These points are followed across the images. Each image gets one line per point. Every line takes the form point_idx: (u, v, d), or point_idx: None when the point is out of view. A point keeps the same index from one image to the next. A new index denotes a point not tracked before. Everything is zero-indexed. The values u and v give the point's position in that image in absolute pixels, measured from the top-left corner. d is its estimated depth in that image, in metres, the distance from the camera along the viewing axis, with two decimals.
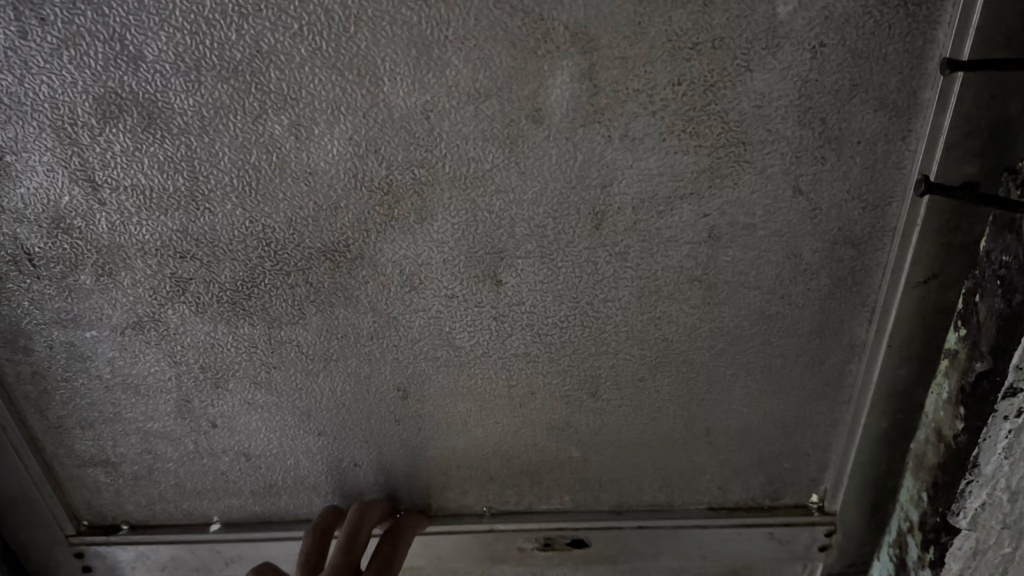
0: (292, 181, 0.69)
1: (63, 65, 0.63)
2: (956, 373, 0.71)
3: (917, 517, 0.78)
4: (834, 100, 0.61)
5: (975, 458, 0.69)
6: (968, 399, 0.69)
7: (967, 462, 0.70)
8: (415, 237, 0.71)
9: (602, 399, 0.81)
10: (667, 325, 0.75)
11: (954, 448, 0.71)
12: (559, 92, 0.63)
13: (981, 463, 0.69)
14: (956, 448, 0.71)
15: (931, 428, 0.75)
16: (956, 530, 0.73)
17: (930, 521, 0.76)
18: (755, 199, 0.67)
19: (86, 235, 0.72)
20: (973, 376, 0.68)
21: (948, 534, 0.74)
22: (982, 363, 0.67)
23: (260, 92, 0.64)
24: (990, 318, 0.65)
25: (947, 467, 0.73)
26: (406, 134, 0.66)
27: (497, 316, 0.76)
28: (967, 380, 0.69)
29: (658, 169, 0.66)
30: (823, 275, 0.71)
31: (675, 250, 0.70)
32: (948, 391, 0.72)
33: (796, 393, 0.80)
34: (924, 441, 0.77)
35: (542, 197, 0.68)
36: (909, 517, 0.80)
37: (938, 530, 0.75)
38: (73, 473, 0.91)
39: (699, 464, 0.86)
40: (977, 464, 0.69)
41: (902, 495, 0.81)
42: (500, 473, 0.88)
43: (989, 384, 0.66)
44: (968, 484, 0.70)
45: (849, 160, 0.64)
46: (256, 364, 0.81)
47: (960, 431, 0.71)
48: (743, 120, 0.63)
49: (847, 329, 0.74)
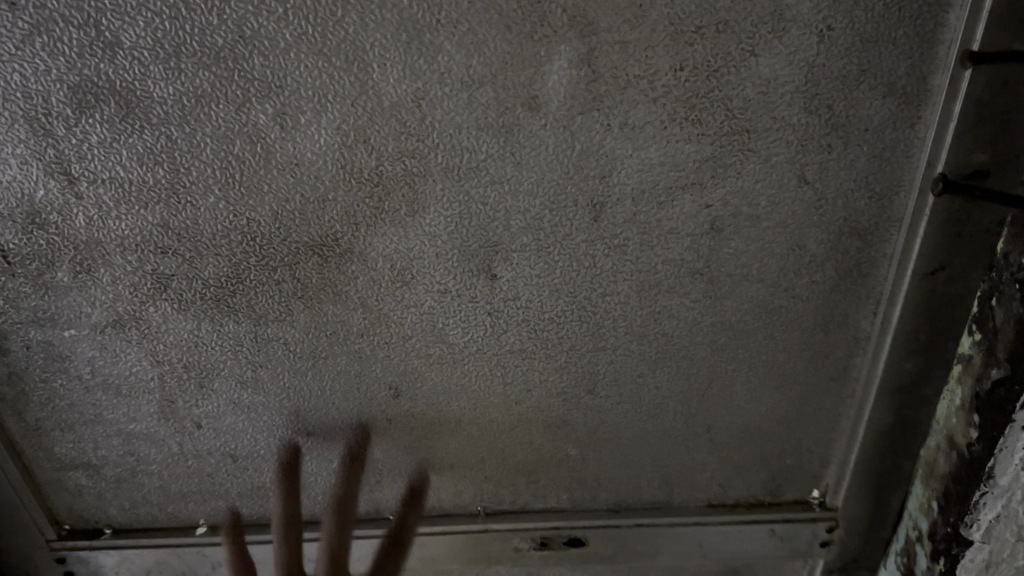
0: (277, 173, 0.66)
1: (35, 52, 0.59)
2: (970, 380, 0.71)
3: (926, 526, 0.79)
4: (841, 86, 0.60)
5: (991, 469, 0.68)
6: (982, 404, 0.69)
7: (983, 472, 0.69)
8: (406, 231, 0.69)
9: (600, 396, 0.79)
10: (667, 320, 0.73)
11: (967, 456, 0.71)
12: (557, 79, 0.60)
13: (997, 474, 0.67)
14: (969, 458, 0.71)
15: (943, 436, 0.76)
16: (967, 542, 0.72)
17: (940, 532, 0.76)
18: (759, 188, 0.65)
19: (63, 230, 0.68)
20: (987, 382, 0.68)
21: (960, 545, 0.73)
22: (998, 369, 0.66)
23: (243, 80, 0.61)
24: (1008, 325, 0.65)
25: (958, 475, 0.73)
26: (397, 122, 0.63)
27: (492, 312, 0.74)
28: (982, 386, 0.69)
29: (660, 159, 0.64)
30: (828, 267, 0.70)
31: (677, 243, 0.68)
32: (960, 398, 0.73)
33: (799, 388, 0.78)
34: (935, 448, 0.77)
35: (539, 189, 0.66)
36: (917, 526, 0.81)
37: (949, 540, 0.74)
38: (52, 477, 0.87)
39: (700, 460, 0.84)
40: (992, 475, 0.67)
41: (910, 504, 0.83)
42: (494, 473, 0.86)
43: (1006, 392, 0.65)
44: (982, 495, 0.69)
45: (856, 149, 0.63)
46: (241, 363, 0.78)
47: (975, 439, 0.70)
48: (747, 107, 0.61)
49: (852, 322, 0.73)
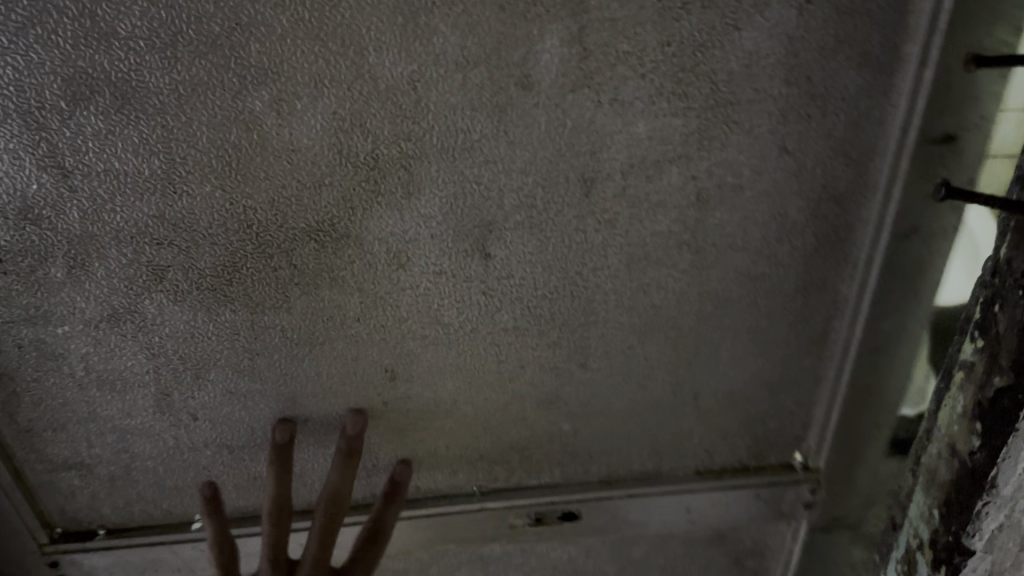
0: (273, 160, 0.67)
1: (29, 46, 0.60)
2: (972, 386, 0.61)
3: (928, 537, 0.66)
4: (819, 57, 0.62)
5: (993, 477, 0.58)
6: (986, 416, 0.59)
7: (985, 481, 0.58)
8: (401, 214, 0.70)
9: (591, 369, 0.81)
10: (656, 292, 0.75)
11: (969, 466, 0.60)
12: (549, 57, 0.62)
13: (1000, 483, 0.57)
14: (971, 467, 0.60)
15: (944, 445, 0.65)
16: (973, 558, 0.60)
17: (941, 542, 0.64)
18: (742, 159, 0.67)
19: (57, 225, 0.69)
20: (991, 391, 0.59)
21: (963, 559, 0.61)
22: (1001, 378, 0.57)
23: (239, 68, 0.62)
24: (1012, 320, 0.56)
25: (960, 484, 0.62)
26: (392, 105, 0.65)
27: (486, 291, 0.75)
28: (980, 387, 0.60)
29: (648, 134, 0.66)
30: (808, 234, 0.72)
31: (664, 215, 0.70)
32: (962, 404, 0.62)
33: (781, 353, 0.81)
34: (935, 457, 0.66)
35: (531, 167, 0.68)
36: (917, 537, 0.67)
37: (950, 551, 0.63)
38: (44, 479, 0.87)
39: (687, 429, 0.86)
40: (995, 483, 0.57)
41: (909, 515, 0.70)
42: (489, 451, 0.87)
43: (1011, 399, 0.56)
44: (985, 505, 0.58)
45: (834, 118, 0.66)
46: (237, 352, 0.79)
47: (978, 446, 0.60)
48: (731, 80, 0.63)
49: (831, 287, 0.76)
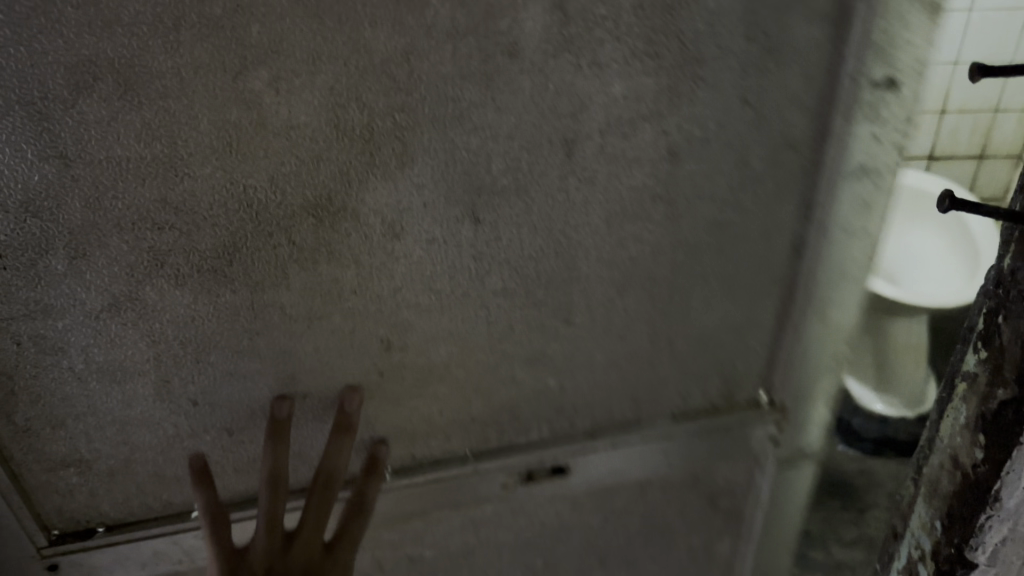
0: (274, 138, 0.70)
1: (32, 35, 0.62)
2: (975, 397, 0.60)
3: (930, 547, 0.65)
4: (774, 14, 0.69)
5: (996, 492, 0.57)
6: (987, 430, 0.58)
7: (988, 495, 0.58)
8: (395, 184, 0.74)
9: (575, 325, 0.84)
10: (634, 245, 0.79)
11: (973, 478, 0.60)
12: (533, 25, 0.67)
13: (1004, 497, 0.56)
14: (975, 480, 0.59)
15: (946, 454, 0.63)
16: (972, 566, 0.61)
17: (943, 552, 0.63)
18: (708, 112, 0.72)
19: (58, 217, 0.69)
20: (994, 404, 0.57)
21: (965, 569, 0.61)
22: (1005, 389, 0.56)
23: (240, 47, 0.66)
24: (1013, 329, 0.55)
25: (964, 496, 0.61)
26: (387, 79, 0.69)
27: (476, 255, 0.78)
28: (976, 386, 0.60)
29: (625, 94, 0.70)
30: (766, 179, 0.79)
31: (639, 171, 0.74)
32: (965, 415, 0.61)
33: (746, 294, 0.87)
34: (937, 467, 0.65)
35: (517, 131, 0.72)
36: (919, 545, 0.67)
37: (951, 562, 0.62)
38: (42, 480, 0.84)
39: (664, 376, 0.91)
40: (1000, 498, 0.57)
41: (912, 521, 0.69)
42: (481, 414, 0.90)
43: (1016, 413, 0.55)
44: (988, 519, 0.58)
45: (787, 70, 0.72)
46: (238, 333, 0.80)
47: (980, 461, 0.59)
48: (698, 38, 0.68)
49: (788, 229, 0.83)
